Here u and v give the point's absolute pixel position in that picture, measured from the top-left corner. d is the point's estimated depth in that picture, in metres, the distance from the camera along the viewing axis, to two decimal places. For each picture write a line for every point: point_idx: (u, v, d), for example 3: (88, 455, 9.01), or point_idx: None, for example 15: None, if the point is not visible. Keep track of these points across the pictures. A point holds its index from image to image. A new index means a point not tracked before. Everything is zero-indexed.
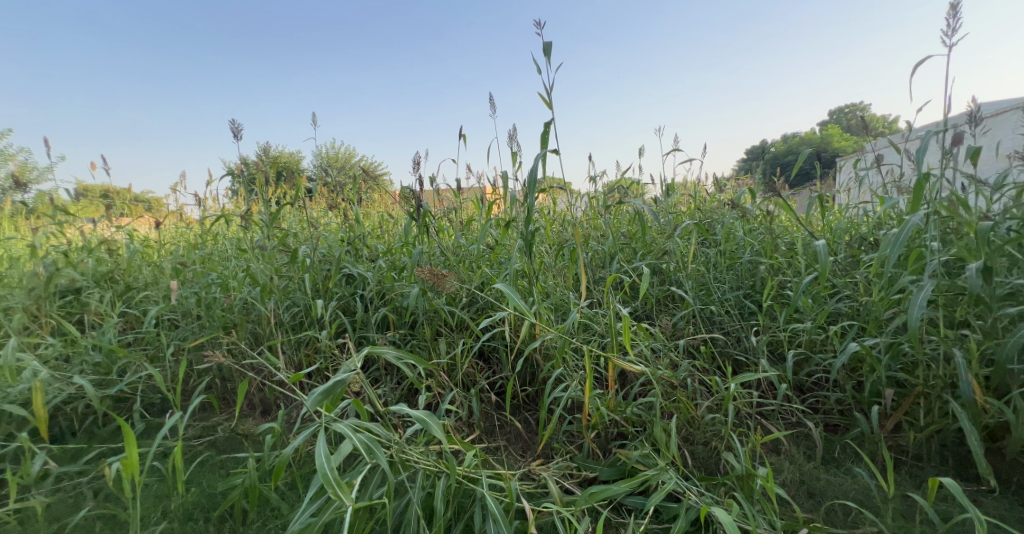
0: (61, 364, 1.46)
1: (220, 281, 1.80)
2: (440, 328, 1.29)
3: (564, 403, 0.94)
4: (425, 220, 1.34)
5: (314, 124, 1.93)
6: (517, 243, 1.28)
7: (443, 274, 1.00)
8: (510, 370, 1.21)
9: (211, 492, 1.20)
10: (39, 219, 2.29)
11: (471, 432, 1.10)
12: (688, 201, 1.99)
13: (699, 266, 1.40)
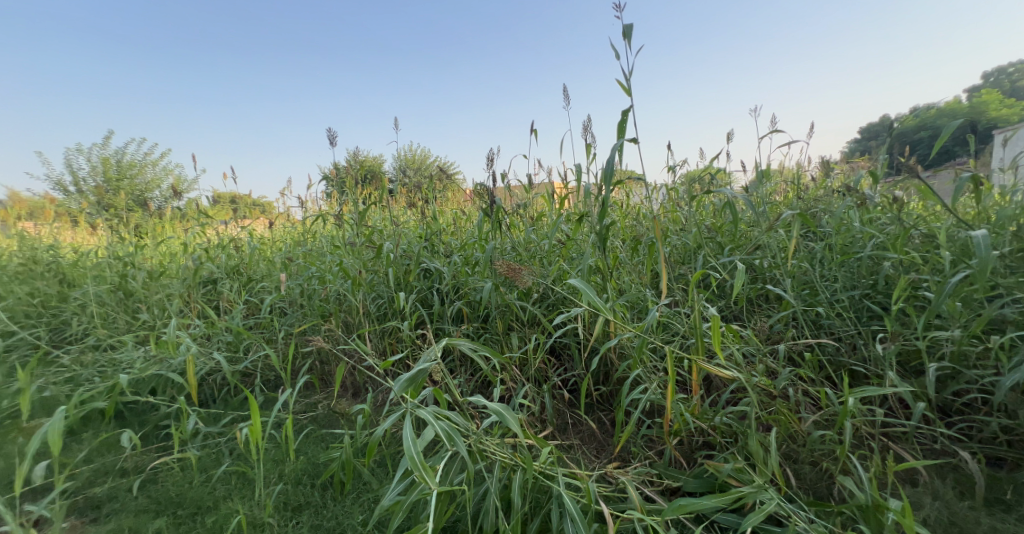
0: (205, 340, 1.81)
1: (317, 275, 1.99)
2: (512, 322, 1.31)
3: (643, 406, 0.90)
4: (499, 215, 1.35)
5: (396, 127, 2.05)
6: (592, 238, 1.25)
7: (518, 268, 1.01)
8: (583, 368, 1.19)
9: (313, 464, 1.36)
10: (186, 222, 2.76)
11: (544, 428, 1.11)
12: (790, 192, 1.80)
13: (801, 262, 1.25)
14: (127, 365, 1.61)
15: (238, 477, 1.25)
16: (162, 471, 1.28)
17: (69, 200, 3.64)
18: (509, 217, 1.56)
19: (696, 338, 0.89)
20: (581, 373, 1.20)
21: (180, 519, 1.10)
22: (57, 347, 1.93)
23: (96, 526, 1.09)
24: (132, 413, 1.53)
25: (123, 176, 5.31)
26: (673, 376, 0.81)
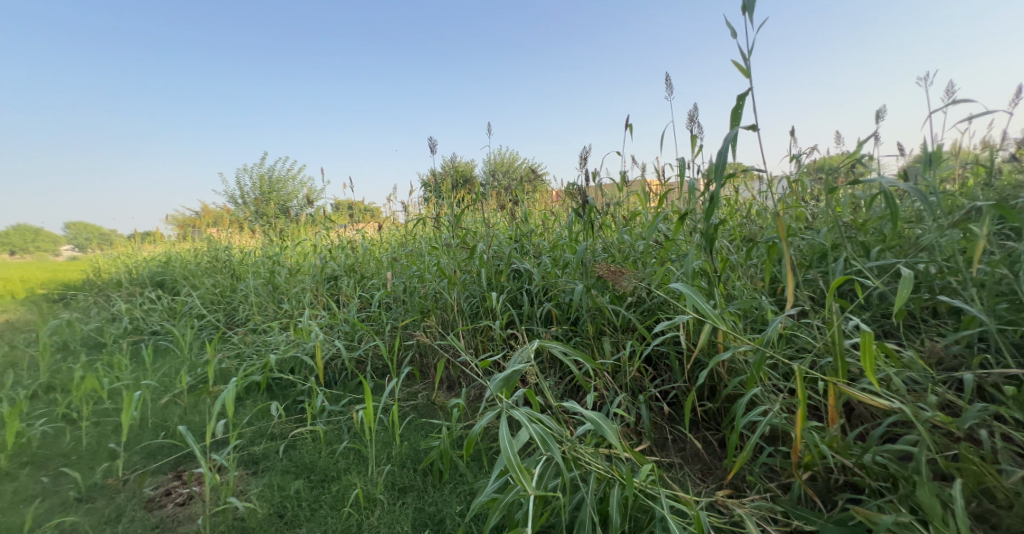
0: (331, 330, 2.19)
1: (417, 274, 2.14)
2: (603, 327, 1.27)
3: (763, 431, 0.80)
4: (591, 215, 1.31)
5: (489, 131, 2.11)
6: (697, 239, 1.16)
7: (620, 271, 0.97)
8: (684, 380, 1.12)
9: (413, 449, 1.58)
10: (316, 226, 3.19)
11: (640, 441, 1.06)
12: (979, 176, 1.45)
13: (990, 266, 0.98)
14: (274, 348, 2.18)
15: (353, 452, 1.60)
16: (300, 439, 1.69)
17: (239, 208, 4.51)
18: (601, 216, 1.52)
19: (833, 356, 0.75)
20: (682, 386, 1.13)
21: (313, 481, 1.45)
22: (231, 328, 2.64)
23: (257, 476, 1.50)
24: (280, 388, 2.04)
25: (274, 185, 6.33)
26: (806, 401, 0.70)
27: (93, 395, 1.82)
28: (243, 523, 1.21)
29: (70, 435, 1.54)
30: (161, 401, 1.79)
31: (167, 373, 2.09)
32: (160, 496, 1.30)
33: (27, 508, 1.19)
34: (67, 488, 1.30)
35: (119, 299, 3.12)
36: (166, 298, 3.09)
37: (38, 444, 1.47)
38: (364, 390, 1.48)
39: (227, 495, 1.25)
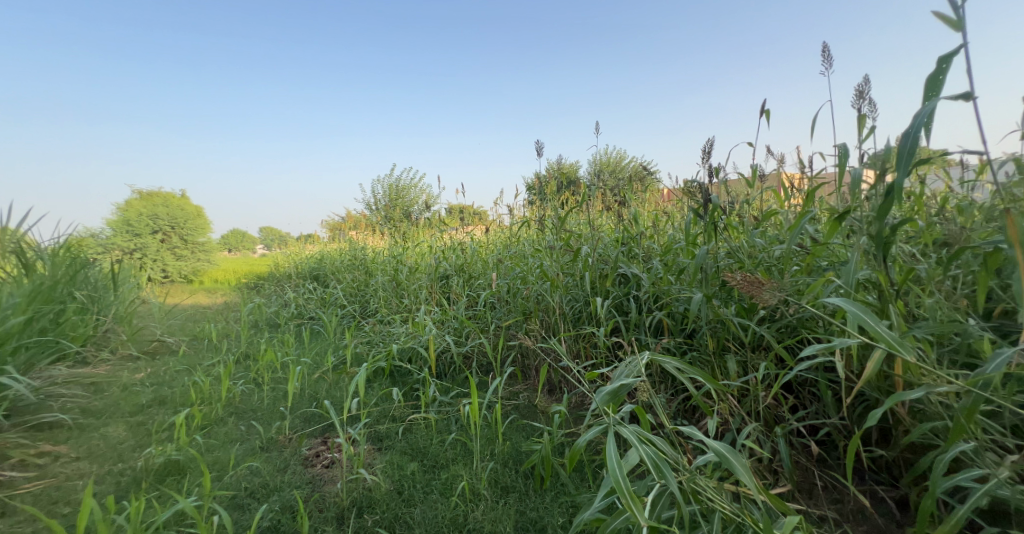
0: (442, 325, 2.34)
1: (521, 275, 2.16)
2: (727, 343, 1.13)
3: (980, 503, 0.64)
4: (715, 216, 1.17)
5: (598, 129, 2.04)
6: (863, 243, 0.96)
7: (760, 283, 0.83)
8: (838, 416, 0.95)
9: (517, 450, 1.60)
10: (432, 229, 3.43)
11: (780, 483, 0.93)
12: None
13: None
14: (396, 338, 2.40)
15: (460, 444, 1.70)
16: (415, 424, 1.84)
17: (373, 212, 5.11)
18: (726, 217, 1.35)
19: None
20: (840, 424, 0.96)
21: (426, 466, 1.57)
22: (365, 317, 3.05)
23: (381, 453, 1.66)
24: (400, 375, 2.24)
25: (401, 191, 7.01)
26: None
27: (272, 366, 2.33)
28: (369, 495, 1.39)
29: (260, 393, 2.07)
30: (314, 376, 2.21)
31: (319, 353, 2.53)
32: (313, 456, 1.63)
33: (232, 449, 1.59)
34: (254, 438, 1.71)
35: (290, 293, 3.87)
36: (321, 291, 3.73)
37: (239, 399, 1.99)
38: (470, 386, 1.55)
39: (359, 466, 1.46)
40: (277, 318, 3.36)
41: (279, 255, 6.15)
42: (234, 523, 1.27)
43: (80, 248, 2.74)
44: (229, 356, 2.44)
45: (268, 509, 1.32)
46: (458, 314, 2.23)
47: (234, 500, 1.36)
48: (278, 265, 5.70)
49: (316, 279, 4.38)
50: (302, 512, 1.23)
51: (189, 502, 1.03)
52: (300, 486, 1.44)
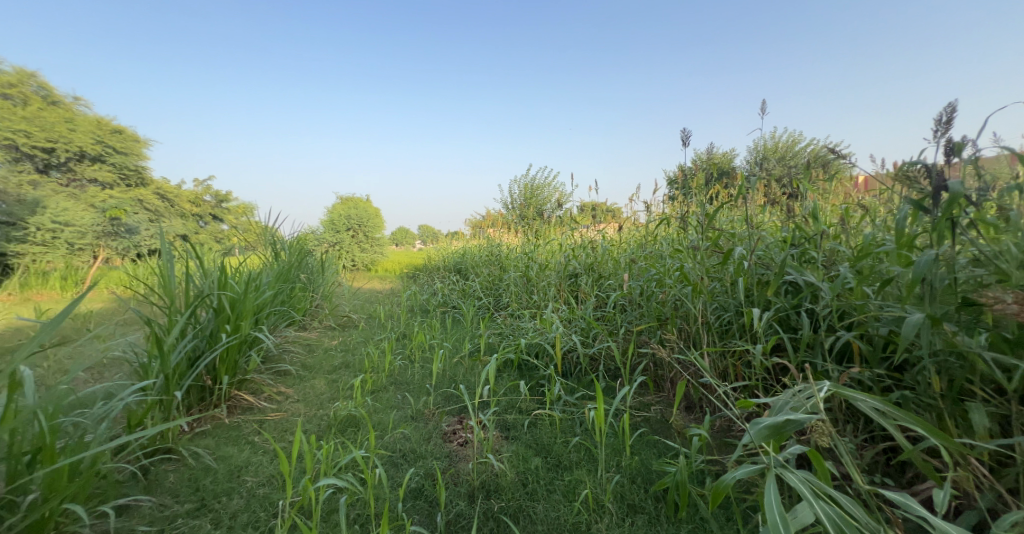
0: (569, 324, 2.30)
1: (657, 277, 1.98)
2: (967, 388, 0.86)
3: None
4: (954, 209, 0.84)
5: (762, 110, 1.74)
6: None
7: None
8: None
9: (647, 468, 1.47)
10: (563, 227, 3.40)
11: None
12: None
13: None
14: (524, 333, 2.44)
15: (585, 449, 1.63)
16: (541, 420, 1.83)
17: (509, 210, 5.32)
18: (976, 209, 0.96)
19: None
20: None
21: (550, 464, 1.55)
22: (498, 310, 3.21)
23: (508, 442, 1.70)
24: (527, 369, 2.28)
25: (536, 190, 7.14)
26: None
27: (421, 346, 2.61)
28: (496, 481, 1.44)
29: (412, 368, 2.35)
30: (453, 360, 2.38)
31: (458, 339, 2.74)
32: (451, 432, 1.76)
33: (391, 413, 1.84)
34: (407, 407, 1.94)
35: (437, 284, 4.32)
36: (462, 283, 4.05)
37: (397, 372, 2.31)
38: (600, 392, 1.46)
39: (489, 451, 1.53)
40: (427, 305, 3.78)
41: (431, 250, 6.93)
42: (389, 478, 1.47)
43: (299, 241, 3.54)
44: (390, 334, 2.84)
45: (415, 472, 1.50)
46: (586, 315, 2.16)
47: (391, 459, 1.56)
48: (430, 258, 6.41)
49: (459, 272, 4.78)
50: (439, 484, 1.35)
51: (359, 454, 1.35)
52: (439, 457, 1.58)
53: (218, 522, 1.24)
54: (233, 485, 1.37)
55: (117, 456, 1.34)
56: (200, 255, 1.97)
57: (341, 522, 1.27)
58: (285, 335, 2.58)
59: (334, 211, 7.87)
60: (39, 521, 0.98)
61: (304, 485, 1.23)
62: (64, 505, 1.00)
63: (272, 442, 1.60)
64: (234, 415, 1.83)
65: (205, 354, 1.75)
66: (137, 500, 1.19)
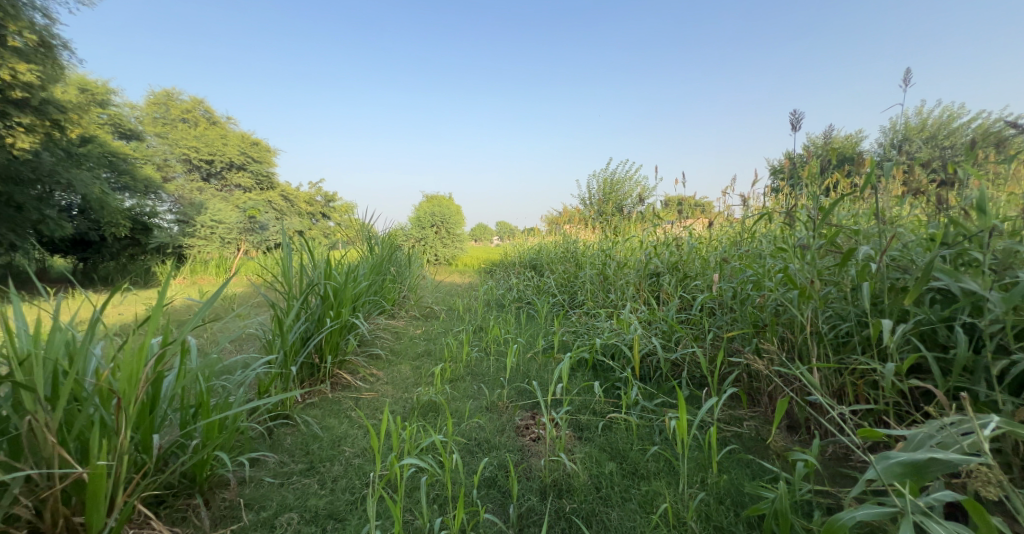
0: (649, 326, 2.16)
1: (754, 279, 1.77)
2: None
3: None
4: None
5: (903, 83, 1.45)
6: None
7: None
8: None
9: (738, 489, 1.33)
10: (645, 223, 3.21)
11: None
12: None
13: None
14: (600, 333, 2.34)
15: (665, 459, 1.52)
16: (615, 424, 1.74)
17: (586, 207, 5.17)
18: None
19: None
20: None
21: (626, 470, 1.46)
22: (573, 308, 3.14)
23: (581, 443, 1.64)
24: (603, 370, 2.19)
25: (615, 185, 6.87)
26: None
27: (496, 340, 2.64)
28: (569, 481, 1.40)
29: (488, 361, 2.38)
30: (527, 355, 2.37)
31: (532, 334, 2.72)
32: (524, 426, 1.74)
33: (467, 402, 1.87)
34: (482, 398, 1.96)
35: (513, 279, 4.35)
36: (537, 279, 4.03)
37: (473, 363, 2.35)
38: (682, 401, 1.34)
39: (562, 450, 1.48)
40: (503, 299, 3.82)
41: (507, 246, 7.02)
42: (465, 464, 1.49)
43: (390, 234, 3.78)
44: (467, 325, 2.91)
45: (489, 462, 1.51)
46: (669, 316, 2.01)
47: (467, 446, 1.58)
48: (507, 254, 6.49)
49: (534, 268, 4.77)
50: (512, 476, 1.35)
51: (438, 437, 1.39)
52: (512, 450, 1.57)
53: (323, 483, 1.37)
54: (334, 453, 1.50)
55: (252, 416, 1.54)
56: (311, 248, 2.19)
57: (421, 500, 1.31)
58: (377, 322, 2.77)
59: (419, 209, 8.33)
60: (201, 462, 1.24)
61: (391, 460, 1.30)
62: (216, 451, 1.26)
63: (368, 418, 1.73)
64: (336, 391, 2.00)
65: (314, 335, 1.94)
66: (264, 456, 1.38)
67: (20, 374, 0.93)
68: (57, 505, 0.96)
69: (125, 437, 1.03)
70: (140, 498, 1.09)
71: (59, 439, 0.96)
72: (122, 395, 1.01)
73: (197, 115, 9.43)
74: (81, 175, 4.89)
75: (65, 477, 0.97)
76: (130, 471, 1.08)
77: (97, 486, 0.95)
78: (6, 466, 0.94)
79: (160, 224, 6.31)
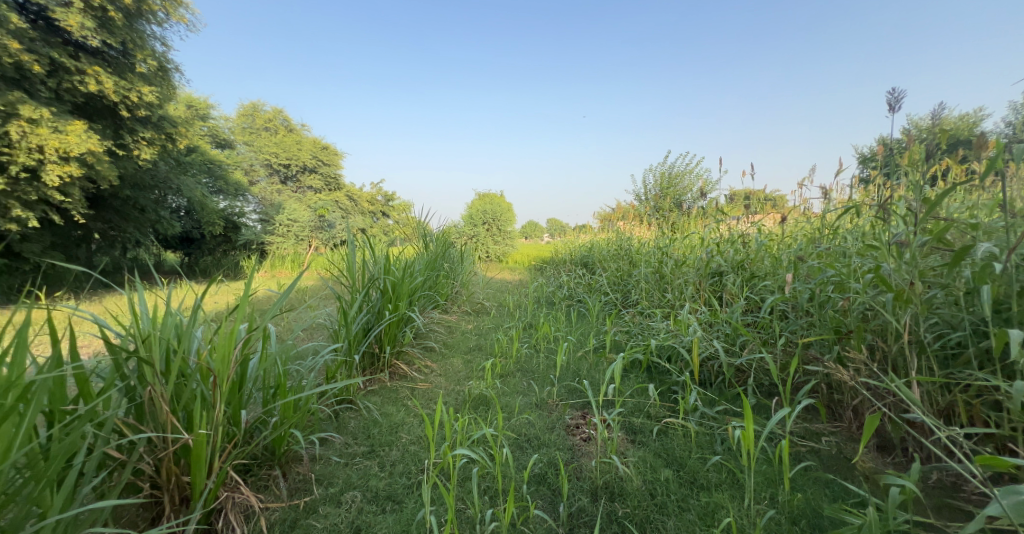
0: (711, 328, 2.02)
1: (835, 280, 1.59)
2: None
3: None
4: None
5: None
6: None
7: None
8: None
9: (814, 510, 1.20)
10: (706, 219, 3.01)
11: None
12: None
13: None
14: (656, 334, 2.23)
15: (728, 471, 1.40)
16: (672, 429, 1.64)
17: (642, 203, 4.97)
18: None
19: None
20: None
21: (683, 479, 1.37)
22: (626, 307, 3.02)
23: (635, 446, 1.56)
24: (658, 372, 2.09)
25: (673, 180, 6.55)
26: None
27: (546, 337, 2.60)
28: (621, 485, 1.34)
29: (537, 358, 2.35)
30: (578, 353, 2.32)
31: (582, 333, 2.65)
32: (574, 425, 1.69)
33: (517, 398, 1.85)
34: (532, 394, 1.93)
35: (564, 276, 4.28)
36: (588, 277, 3.93)
37: (523, 359, 2.33)
38: (748, 410, 1.22)
39: (613, 452, 1.43)
40: (553, 297, 3.78)
41: (557, 243, 6.94)
42: (515, 459, 1.47)
43: (444, 231, 3.86)
44: (517, 322, 2.89)
45: (539, 459, 1.47)
46: (734, 318, 1.86)
47: (516, 441, 1.56)
48: (557, 251, 6.42)
49: (585, 266, 4.67)
50: (563, 474, 1.31)
51: (489, 430, 1.38)
52: (563, 449, 1.53)
53: (382, 466, 1.41)
54: (393, 438, 1.54)
55: (321, 399, 1.62)
56: (373, 244, 2.27)
57: (473, 491, 1.31)
58: (431, 316, 2.82)
59: (472, 207, 8.46)
60: (280, 437, 1.31)
61: (445, 450, 1.31)
62: (292, 429, 1.33)
63: (424, 407, 1.76)
64: (393, 380, 2.06)
65: (374, 326, 2.01)
66: (333, 436, 1.45)
67: (140, 350, 1.04)
68: (168, 465, 1.06)
69: (221, 410, 1.12)
70: (231, 466, 1.18)
71: (171, 407, 1.06)
72: (217, 373, 1.11)
73: (276, 123, 10.22)
74: (185, 180, 5.68)
75: (176, 440, 1.07)
76: (223, 441, 1.16)
77: (200, 451, 1.04)
78: (129, 429, 1.04)
79: (247, 223, 7.02)
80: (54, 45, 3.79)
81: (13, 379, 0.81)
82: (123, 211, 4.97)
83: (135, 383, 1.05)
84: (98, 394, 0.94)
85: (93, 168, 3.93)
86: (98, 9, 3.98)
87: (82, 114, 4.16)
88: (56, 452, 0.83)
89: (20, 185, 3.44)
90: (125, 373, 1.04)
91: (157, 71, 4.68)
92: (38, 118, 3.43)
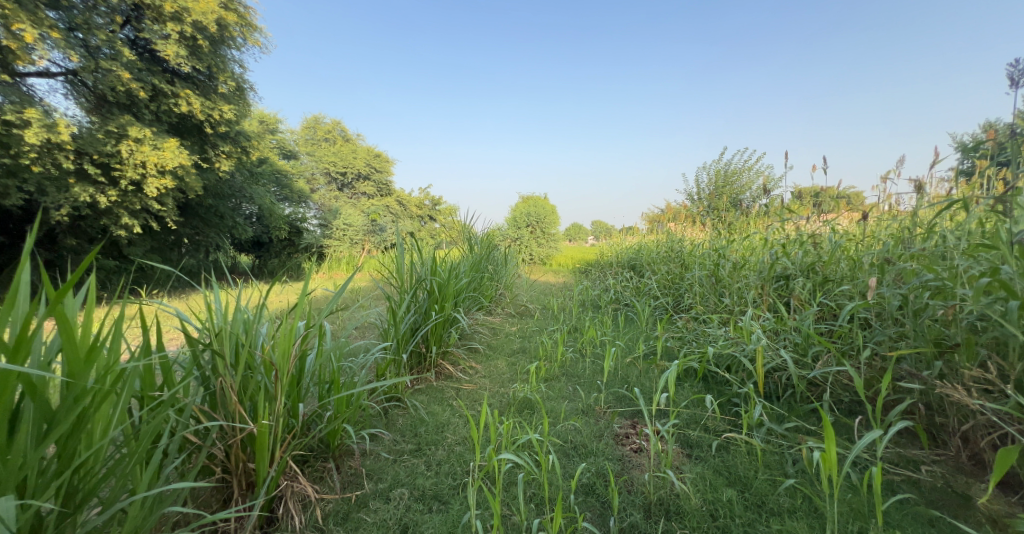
0: (775, 336, 1.82)
1: (936, 285, 1.37)
2: None
3: None
4: None
5: None
6: None
7: None
8: None
9: None
10: (768, 219, 2.75)
11: None
12: None
13: None
14: (713, 340, 2.05)
15: (803, 497, 1.23)
16: (733, 445, 1.48)
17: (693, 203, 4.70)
18: None
19: None
20: None
21: (749, 501, 1.23)
22: (678, 313, 2.83)
23: (692, 462, 1.42)
24: (715, 382, 1.91)
25: (729, 178, 6.15)
26: None
27: (592, 342, 2.48)
28: (678, 503, 1.22)
29: (583, 362, 2.24)
30: (626, 360, 2.18)
31: (630, 338, 2.51)
32: (624, 435, 1.58)
33: (563, 403, 1.76)
34: (577, 400, 1.83)
35: (610, 279, 4.13)
36: (636, 280, 3.75)
37: (568, 364, 2.23)
38: (831, 428, 1.04)
39: (669, 466, 1.30)
40: (599, 300, 3.64)
41: (603, 245, 6.75)
42: (561, 467, 1.38)
43: (489, 233, 3.84)
44: (562, 326, 2.80)
45: (587, 468, 1.38)
46: (805, 325, 1.65)
47: (562, 448, 1.47)
48: (603, 253, 6.23)
49: (632, 269, 4.48)
50: (614, 487, 1.20)
51: (535, 435, 1.29)
52: (611, 459, 1.42)
53: (429, 465, 1.37)
54: (439, 437, 1.50)
55: (371, 395, 1.61)
56: (420, 246, 2.26)
57: (518, 497, 1.24)
58: (476, 317, 2.80)
59: (517, 210, 8.44)
60: (335, 430, 1.30)
61: (489, 453, 1.23)
62: (344, 423, 1.33)
63: (468, 410, 1.70)
64: (439, 381, 2.03)
65: (421, 327, 2.00)
66: (382, 431, 1.43)
67: (213, 342, 1.06)
68: (237, 451, 1.07)
69: (282, 402, 1.12)
70: (291, 455, 1.18)
71: (239, 398, 1.07)
72: (279, 367, 1.11)
73: (335, 134, 10.74)
74: (256, 189, 6.02)
75: (244, 429, 1.08)
76: (282, 432, 1.17)
77: (263, 440, 1.04)
78: (204, 415, 1.06)
79: (309, 228, 7.44)
80: (157, 73, 4.19)
81: (111, 362, 0.79)
82: (206, 218, 5.36)
83: (209, 373, 1.08)
84: (180, 381, 0.94)
85: (184, 180, 4.27)
86: (189, 38, 4.32)
87: (176, 133, 4.54)
88: (145, 434, 0.83)
89: (127, 197, 3.79)
90: (200, 363, 1.06)
91: (236, 91, 5.01)
92: (142, 137, 3.76)
